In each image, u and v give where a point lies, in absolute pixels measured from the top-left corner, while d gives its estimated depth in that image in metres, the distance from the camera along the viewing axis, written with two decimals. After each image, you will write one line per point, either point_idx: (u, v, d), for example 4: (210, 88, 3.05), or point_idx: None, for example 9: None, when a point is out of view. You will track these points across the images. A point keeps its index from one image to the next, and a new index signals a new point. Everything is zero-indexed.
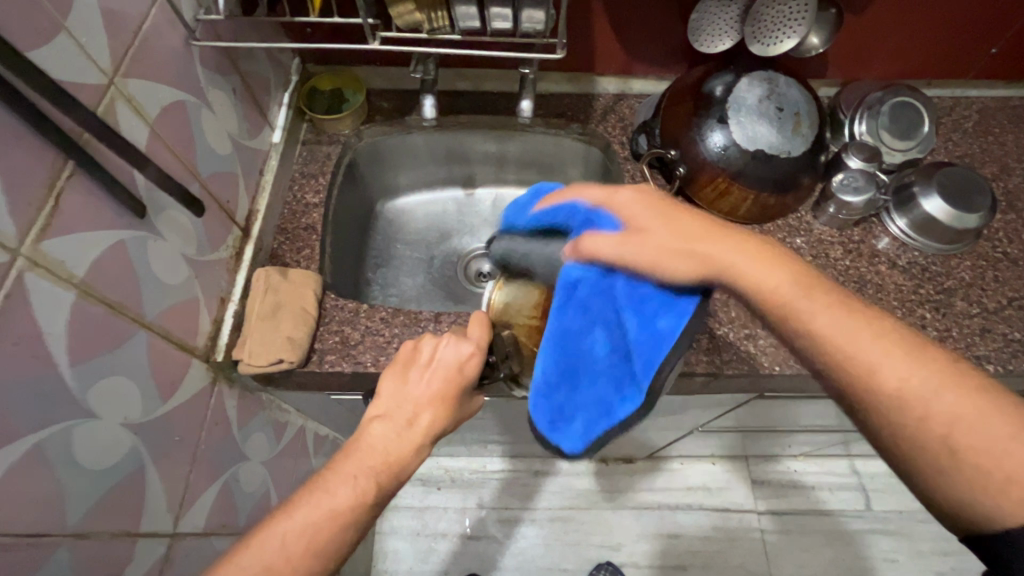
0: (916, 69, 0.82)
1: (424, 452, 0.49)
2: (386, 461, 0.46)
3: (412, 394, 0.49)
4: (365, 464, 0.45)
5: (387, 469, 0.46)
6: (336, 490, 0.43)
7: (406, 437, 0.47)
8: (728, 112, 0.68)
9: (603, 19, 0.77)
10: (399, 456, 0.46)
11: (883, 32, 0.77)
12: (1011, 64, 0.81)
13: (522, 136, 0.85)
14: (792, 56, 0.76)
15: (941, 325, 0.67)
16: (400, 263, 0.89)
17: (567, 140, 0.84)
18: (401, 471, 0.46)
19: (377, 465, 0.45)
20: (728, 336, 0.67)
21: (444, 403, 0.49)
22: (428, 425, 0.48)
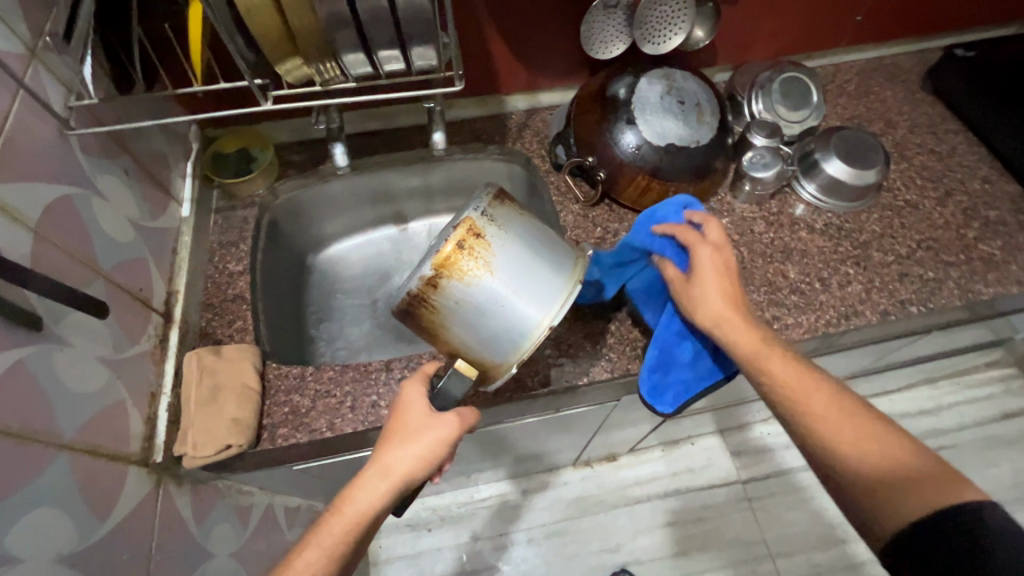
0: (798, 44, 0.88)
1: (378, 490, 0.48)
2: (340, 503, 0.48)
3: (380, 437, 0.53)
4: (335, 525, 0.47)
5: (346, 510, 0.48)
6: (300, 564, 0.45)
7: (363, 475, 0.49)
8: (634, 112, 0.71)
9: (499, 43, 0.78)
10: (350, 493, 0.48)
11: (759, 16, 0.82)
12: (876, 28, 0.88)
13: (443, 165, 0.86)
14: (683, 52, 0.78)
15: (864, 278, 0.72)
16: (343, 313, 0.90)
17: (488, 161, 0.84)
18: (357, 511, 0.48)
19: (344, 516, 0.47)
20: None
21: (394, 436, 0.51)
22: (377, 461, 0.49)
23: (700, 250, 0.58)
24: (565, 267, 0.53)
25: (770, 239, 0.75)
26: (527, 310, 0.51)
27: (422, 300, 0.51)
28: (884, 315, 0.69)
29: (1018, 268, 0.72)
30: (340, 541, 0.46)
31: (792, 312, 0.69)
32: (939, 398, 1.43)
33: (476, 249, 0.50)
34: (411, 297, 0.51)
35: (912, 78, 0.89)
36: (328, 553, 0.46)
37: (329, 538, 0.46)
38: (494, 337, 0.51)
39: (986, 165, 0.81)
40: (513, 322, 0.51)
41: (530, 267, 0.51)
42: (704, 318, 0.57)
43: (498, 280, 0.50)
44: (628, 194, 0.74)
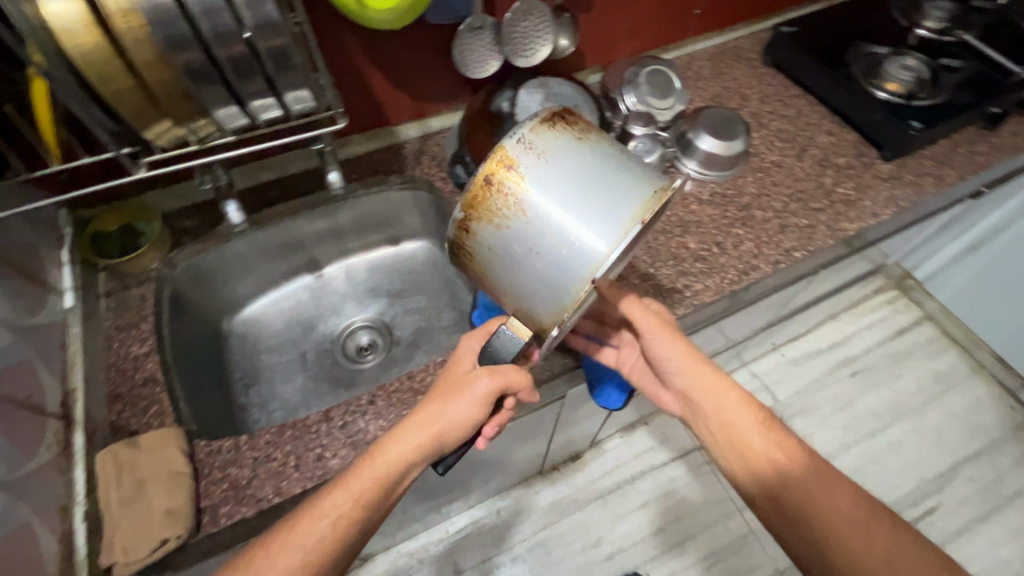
0: (653, 40, 0.96)
1: (406, 442, 0.53)
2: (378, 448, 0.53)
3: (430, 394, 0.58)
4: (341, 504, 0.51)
5: (377, 460, 0.52)
6: (287, 555, 0.49)
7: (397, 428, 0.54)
8: (520, 123, 0.75)
9: (380, 78, 0.78)
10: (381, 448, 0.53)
11: (614, 20, 0.88)
12: (714, 17, 0.99)
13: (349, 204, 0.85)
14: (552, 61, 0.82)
15: (753, 236, 0.79)
16: (271, 373, 0.87)
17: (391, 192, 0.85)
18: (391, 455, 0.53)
19: (362, 478, 0.52)
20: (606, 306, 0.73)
21: (447, 385, 0.56)
22: (413, 414, 0.55)
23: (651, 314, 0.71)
24: (620, 195, 0.48)
25: (667, 216, 0.81)
26: (569, 243, 0.48)
27: (463, 245, 0.53)
28: (776, 265, 0.77)
29: (870, 202, 0.83)
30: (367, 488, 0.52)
31: (700, 278, 0.75)
32: (845, 329, 1.59)
33: (509, 182, 0.49)
34: (453, 240, 0.53)
35: (754, 56, 1.01)
36: (355, 497, 0.51)
37: (337, 507, 0.51)
38: (538, 276, 0.50)
39: (828, 119, 0.93)
40: (555, 256, 0.48)
41: (572, 196, 0.48)
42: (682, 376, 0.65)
43: (535, 212, 0.48)
44: None
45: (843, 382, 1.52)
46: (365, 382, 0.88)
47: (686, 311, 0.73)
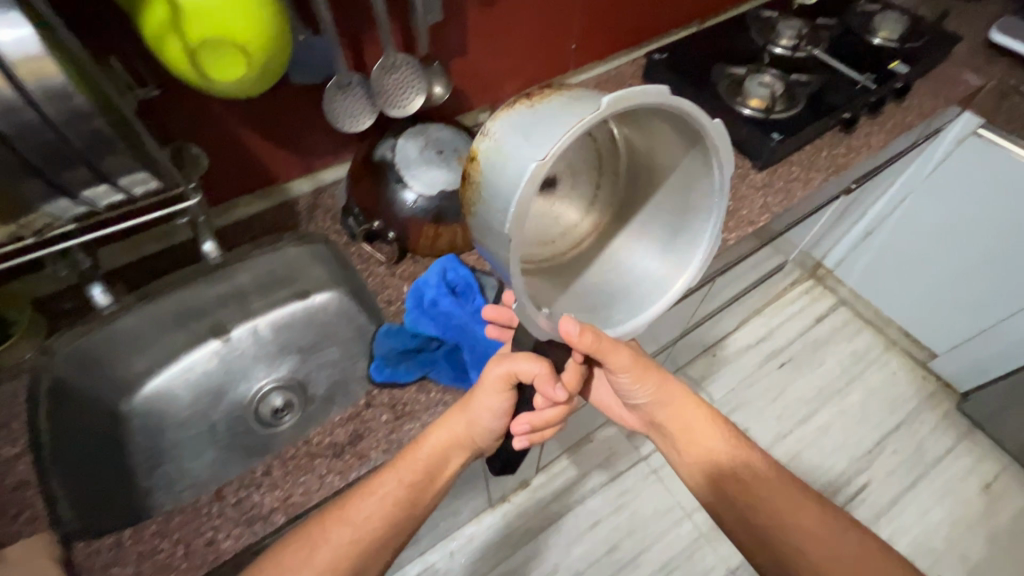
0: (536, 76, 0.99)
1: (440, 433, 0.62)
2: (417, 442, 0.63)
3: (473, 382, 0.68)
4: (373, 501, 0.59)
5: (415, 450, 0.62)
6: (315, 555, 0.56)
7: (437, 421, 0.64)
8: (401, 172, 0.75)
9: (258, 142, 0.77)
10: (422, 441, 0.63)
11: (493, 62, 0.90)
12: (593, 49, 1.02)
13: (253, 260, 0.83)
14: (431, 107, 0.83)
15: None
16: (178, 451, 0.82)
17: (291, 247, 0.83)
18: (428, 447, 0.63)
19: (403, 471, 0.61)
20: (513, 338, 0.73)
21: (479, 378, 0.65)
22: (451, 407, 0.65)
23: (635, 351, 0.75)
24: (559, 113, 0.42)
25: None
26: (515, 180, 0.41)
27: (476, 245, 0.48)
28: None
29: (746, 211, 0.89)
30: (411, 472, 0.61)
31: None
32: (769, 322, 1.67)
33: (473, 169, 0.45)
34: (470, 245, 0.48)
35: (636, 81, 1.06)
36: (402, 480, 0.61)
37: (373, 499, 0.59)
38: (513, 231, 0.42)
39: None
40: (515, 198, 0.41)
41: (518, 139, 0.43)
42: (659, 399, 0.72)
43: (490, 174, 0.43)
44: (423, 244, 0.78)
45: (773, 374, 1.58)
46: (277, 446, 0.85)
47: None
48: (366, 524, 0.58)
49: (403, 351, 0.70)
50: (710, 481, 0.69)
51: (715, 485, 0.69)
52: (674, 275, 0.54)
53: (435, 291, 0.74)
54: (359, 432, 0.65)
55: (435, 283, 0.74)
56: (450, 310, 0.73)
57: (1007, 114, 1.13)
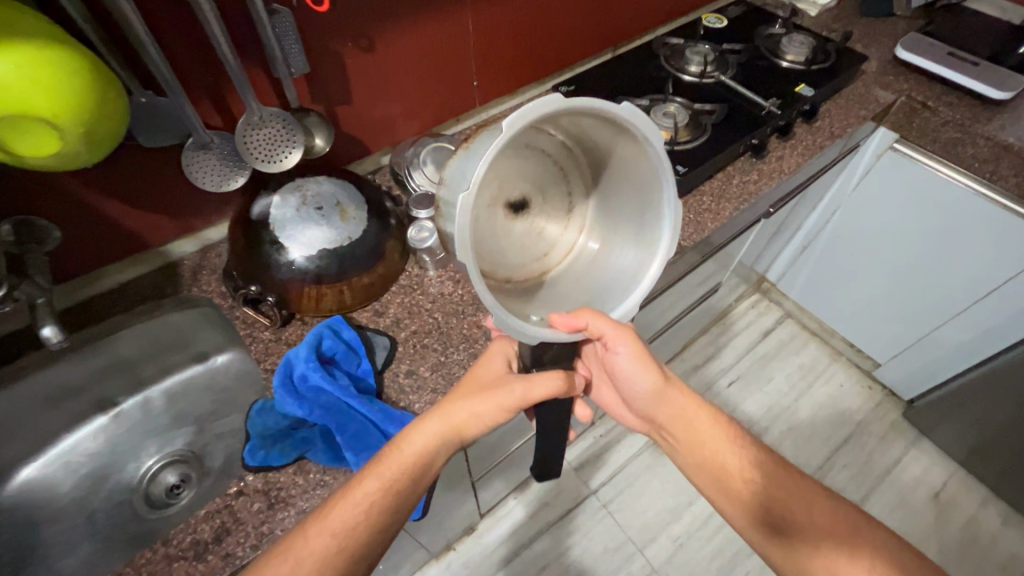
0: (438, 116, 0.96)
1: (430, 435, 0.59)
2: (404, 443, 0.59)
3: (467, 381, 0.64)
4: (356, 509, 0.54)
5: (405, 450, 0.58)
6: (290, 566, 0.51)
7: (426, 422, 0.60)
8: (276, 233, 0.71)
9: (118, 207, 0.71)
10: (412, 441, 0.58)
11: (384, 104, 0.87)
12: (497, 85, 1.00)
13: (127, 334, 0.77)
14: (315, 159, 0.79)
15: None
16: (52, 544, 0.75)
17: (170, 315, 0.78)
18: (416, 449, 0.58)
19: (392, 473, 0.57)
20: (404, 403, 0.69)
21: (475, 386, 0.62)
22: (446, 408, 0.61)
23: None
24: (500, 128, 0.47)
25: (460, 295, 0.80)
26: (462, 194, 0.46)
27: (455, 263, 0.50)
28: None
29: None
30: (393, 473, 0.57)
31: None
32: (716, 341, 1.66)
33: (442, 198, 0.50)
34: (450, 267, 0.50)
35: None
36: (384, 480, 0.56)
37: (353, 505, 0.54)
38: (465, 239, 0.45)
39: None
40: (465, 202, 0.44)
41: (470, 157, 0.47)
42: (659, 394, 0.69)
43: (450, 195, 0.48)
44: (306, 307, 0.73)
45: (721, 394, 1.56)
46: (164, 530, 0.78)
47: None
48: (345, 533, 0.53)
49: (271, 438, 0.64)
50: (735, 501, 0.64)
51: (742, 502, 0.64)
52: (646, 263, 0.58)
53: (305, 363, 0.67)
54: (223, 526, 0.59)
55: (306, 355, 0.67)
56: (326, 383, 0.65)
57: (919, 130, 1.13)
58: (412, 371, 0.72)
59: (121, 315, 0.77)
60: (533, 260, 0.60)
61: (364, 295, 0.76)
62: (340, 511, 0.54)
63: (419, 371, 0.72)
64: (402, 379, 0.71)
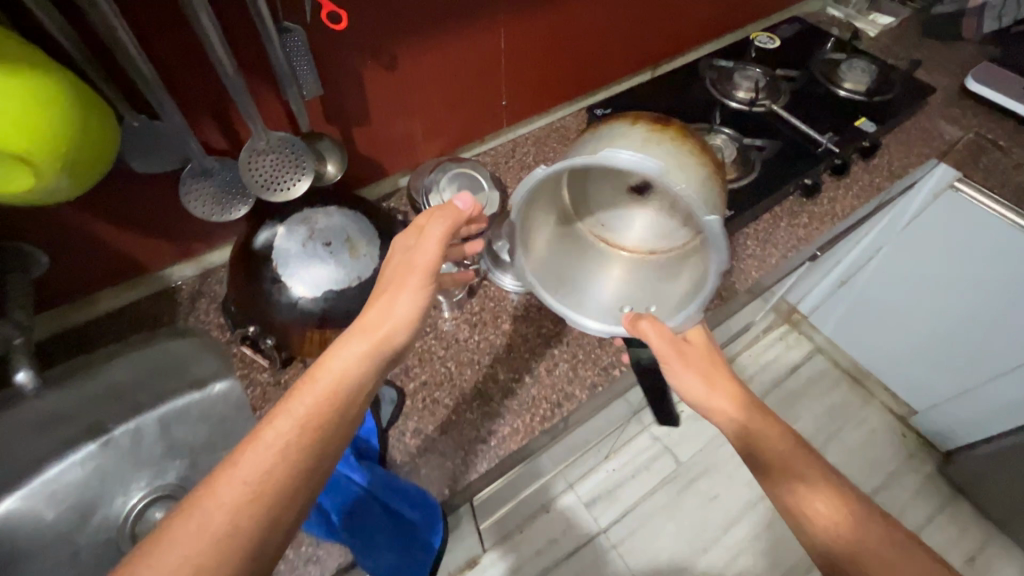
0: (462, 137, 0.88)
1: (355, 352, 0.51)
2: (323, 363, 0.50)
3: (381, 286, 0.56)
4: (264, 448, 0.44)
5: (322, 375, 0.49)
6: (180, 542, 0.39)
7: (351, 344, 0.51)
8: (278, 271, 0.64)
9: (111, 231, 0.65)
10: (334, 362, 0.50)
11: (404, 125, 0.80)
12: (528, 104, 0.92)
13: (115, 363, 0.69)
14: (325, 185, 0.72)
15: (569, 355, 0.71)
16: None
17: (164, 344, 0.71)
18: (338, 366, 0.50)
19: (314, 400, 0.48)
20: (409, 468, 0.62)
21: (393, 275, 0.55)
22: (367, 321, 0.53)
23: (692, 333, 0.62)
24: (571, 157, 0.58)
25: (477, 342, 0.72)
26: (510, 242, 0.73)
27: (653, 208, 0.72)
28: (593, 389, 0.69)
29: None
30: (311, 413, 0.47)
31: (507, 420, 0.66)
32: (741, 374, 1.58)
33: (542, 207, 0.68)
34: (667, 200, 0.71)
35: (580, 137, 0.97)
36: (300, 423, 0.46)
37: (263, 444, 0.44)
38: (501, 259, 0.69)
39: None
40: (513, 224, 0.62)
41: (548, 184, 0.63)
42: (707, 400, 0.58)
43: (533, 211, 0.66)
44: (308, 351, 0.67)
45: None
46: None
47: (490, 467, 0.63)
48: (261, 476, 0.43)
49: None
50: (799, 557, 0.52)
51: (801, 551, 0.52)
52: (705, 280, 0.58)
53: None
54: None
55: None
56: None
57: (986, 169, 1.01)
58: (419, 431, 0.65)
59: (112, 342, 0.70)
60: (653, 238, 0.71)
61: None
62: (248, 457, 0.43)
63: (427, 430, 0.65)
64: (408, 440, 0.64)
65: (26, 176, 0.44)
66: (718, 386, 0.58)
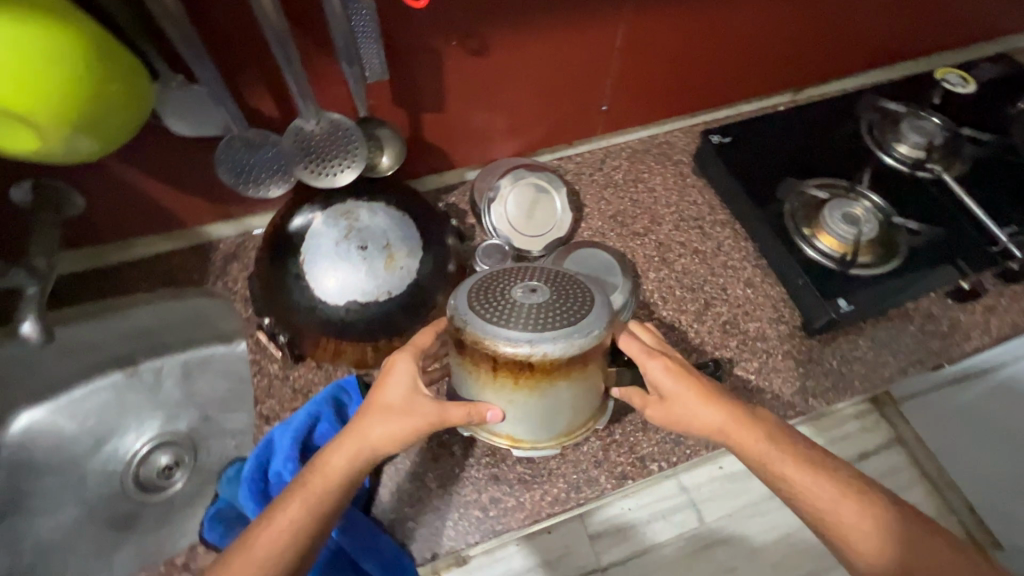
0: (547, 137, 0.76)
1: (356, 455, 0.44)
2: (318, 463, 0.45)
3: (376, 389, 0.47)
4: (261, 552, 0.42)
5: (317, 478, 0.44)
6: None
7: (350, 447, 0.44)
8: (304, 266, 0.58)
9: (151, 183, 0.61)
10: (331, 464, 0.44)
11: (483, 116, 0.68)
12: (630, 112, 0.78)
13: (145, 309, 0.70)
14: (377, 175, 0.65)
15: (604, 430, 0.61)
16: (42, 499, 0.69)
17: (195, 299, 0.71)
18: (334, 469, 0.44)
19: (310, 503, 0.43)
20: (398, 515, 0.56)
21: (393, 387, 0.46)
22: (367, 430, 0.45)
23: (649, 364, 0.49)
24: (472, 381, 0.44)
25: None
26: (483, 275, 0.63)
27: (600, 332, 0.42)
28: (621, 481, 0.59)
29: (771, 395, 0.65)
30: (319, 498, 0.44)
31: (514, 491, 0.58)
32: None
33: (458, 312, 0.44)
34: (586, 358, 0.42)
35: (684, 160, 0.82)
36: (311, 508, 0.43)
37: (259, 548, 0.42)
38: None
39: (751, 264, 0.73)
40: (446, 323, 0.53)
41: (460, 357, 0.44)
42: (700, 428, 0.50)
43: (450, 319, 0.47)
44: (320, 356, 0.61)
45: None
46: (147, 524, 0.70)
47: (481, 540, 0.56)
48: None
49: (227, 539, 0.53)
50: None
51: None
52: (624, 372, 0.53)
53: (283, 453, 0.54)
54: None
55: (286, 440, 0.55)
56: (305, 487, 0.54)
57: None
58: (417, 475, 0.58)
59: (144, 288, 0.70)
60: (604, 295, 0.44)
61: None
62: (258, 548, 0.42)
63: (426, 477, 0.58)
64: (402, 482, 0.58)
65: (30, 135, 0.39)
66: (710, 415, 0.49)
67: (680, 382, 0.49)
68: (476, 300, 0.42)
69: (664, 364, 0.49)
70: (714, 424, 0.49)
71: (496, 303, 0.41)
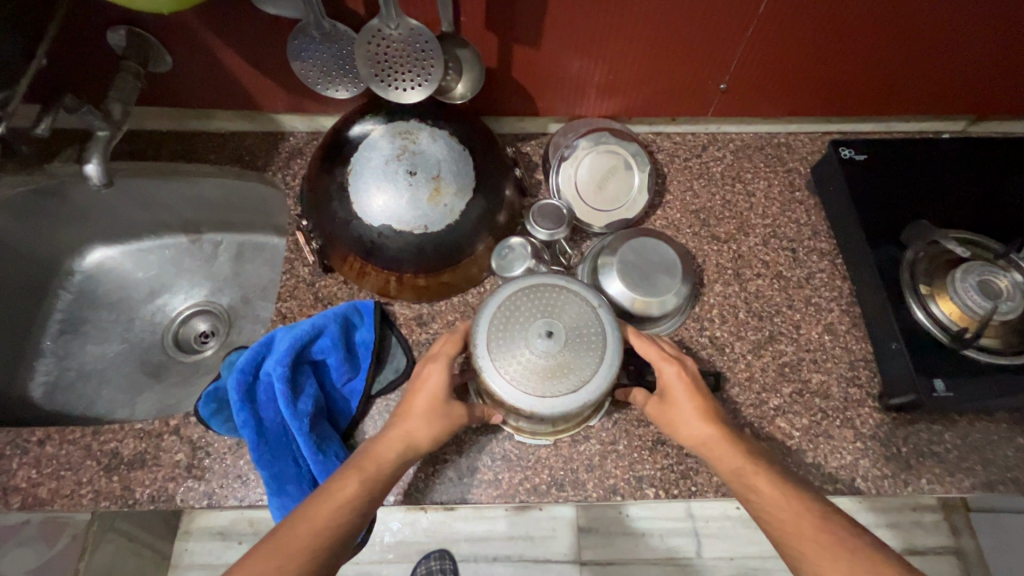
0: (646, 105, 0.68)
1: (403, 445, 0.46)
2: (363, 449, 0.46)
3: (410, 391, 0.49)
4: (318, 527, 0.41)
5: (367, 466, 0.45)
6: None
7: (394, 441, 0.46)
8: (350, 178, 0.55)
9: (230, 55, 0.60)
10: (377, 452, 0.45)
11: (579, 65, 0.61)
12: (752, 98, 0.67)
13: (204, 181, 0.71)
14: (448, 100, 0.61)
15: (608, 437, 0.56)
16: (92, 329, 0.75)
17: (253, 183, 0.72)
18: (380, 455, 0.45)
19: (358, 486, 0.43)
20: None
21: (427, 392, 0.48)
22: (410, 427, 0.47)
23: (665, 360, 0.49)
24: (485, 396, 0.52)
25: None
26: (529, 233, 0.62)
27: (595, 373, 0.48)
28: (608, 494, 0.54)
29: (812, 460, 0.56)
30: (372, 479, 0.44)
31: (495, 465, 0.55)
32: None
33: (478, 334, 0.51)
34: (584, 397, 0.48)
35: (799, 169, 0.70)
36: (364, 488, 0.43)
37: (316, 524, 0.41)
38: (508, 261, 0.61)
39: (840, 308, 0.62)
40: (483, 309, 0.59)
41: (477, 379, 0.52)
42: (689, 437, 0.47)
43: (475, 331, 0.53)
44: (346, 272, 0.60)
45: None
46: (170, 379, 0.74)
47: (446, 499, 0.54)
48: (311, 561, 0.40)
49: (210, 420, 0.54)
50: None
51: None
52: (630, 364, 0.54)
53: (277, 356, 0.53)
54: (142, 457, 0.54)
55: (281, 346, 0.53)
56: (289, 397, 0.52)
57: None
58: None
59: (206, 162, 0.71)
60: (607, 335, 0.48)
61: (416, 293, 0.60)
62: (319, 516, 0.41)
63: None
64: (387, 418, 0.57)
65: None
66: (702, 427, 0.47)
67: (688, 390, 0.48)
68: (494, 346, 0.47)
69: (678, 367, 0.49)
70: (700, 437, 0.47)
71: (512, 355, 0.47)
